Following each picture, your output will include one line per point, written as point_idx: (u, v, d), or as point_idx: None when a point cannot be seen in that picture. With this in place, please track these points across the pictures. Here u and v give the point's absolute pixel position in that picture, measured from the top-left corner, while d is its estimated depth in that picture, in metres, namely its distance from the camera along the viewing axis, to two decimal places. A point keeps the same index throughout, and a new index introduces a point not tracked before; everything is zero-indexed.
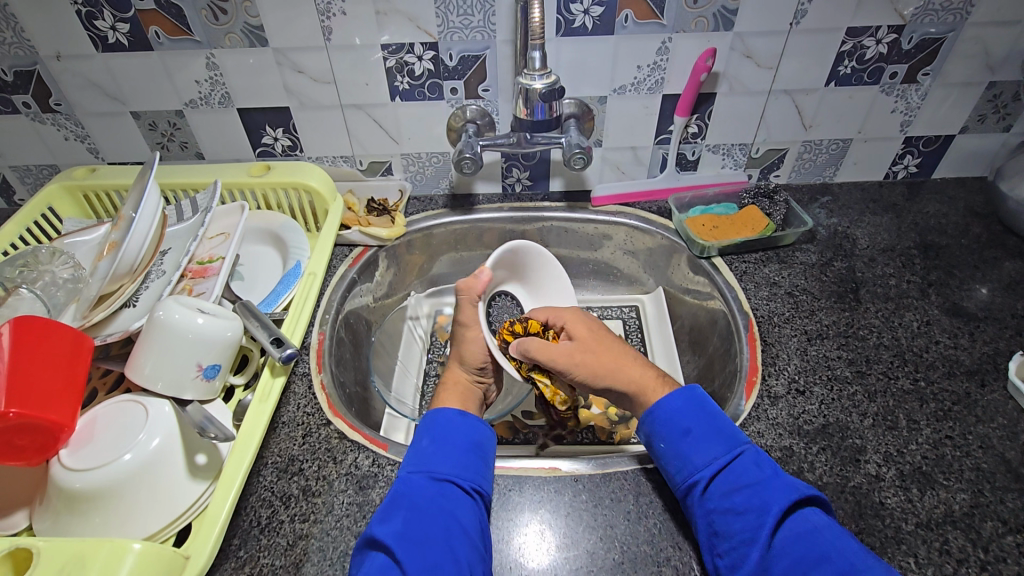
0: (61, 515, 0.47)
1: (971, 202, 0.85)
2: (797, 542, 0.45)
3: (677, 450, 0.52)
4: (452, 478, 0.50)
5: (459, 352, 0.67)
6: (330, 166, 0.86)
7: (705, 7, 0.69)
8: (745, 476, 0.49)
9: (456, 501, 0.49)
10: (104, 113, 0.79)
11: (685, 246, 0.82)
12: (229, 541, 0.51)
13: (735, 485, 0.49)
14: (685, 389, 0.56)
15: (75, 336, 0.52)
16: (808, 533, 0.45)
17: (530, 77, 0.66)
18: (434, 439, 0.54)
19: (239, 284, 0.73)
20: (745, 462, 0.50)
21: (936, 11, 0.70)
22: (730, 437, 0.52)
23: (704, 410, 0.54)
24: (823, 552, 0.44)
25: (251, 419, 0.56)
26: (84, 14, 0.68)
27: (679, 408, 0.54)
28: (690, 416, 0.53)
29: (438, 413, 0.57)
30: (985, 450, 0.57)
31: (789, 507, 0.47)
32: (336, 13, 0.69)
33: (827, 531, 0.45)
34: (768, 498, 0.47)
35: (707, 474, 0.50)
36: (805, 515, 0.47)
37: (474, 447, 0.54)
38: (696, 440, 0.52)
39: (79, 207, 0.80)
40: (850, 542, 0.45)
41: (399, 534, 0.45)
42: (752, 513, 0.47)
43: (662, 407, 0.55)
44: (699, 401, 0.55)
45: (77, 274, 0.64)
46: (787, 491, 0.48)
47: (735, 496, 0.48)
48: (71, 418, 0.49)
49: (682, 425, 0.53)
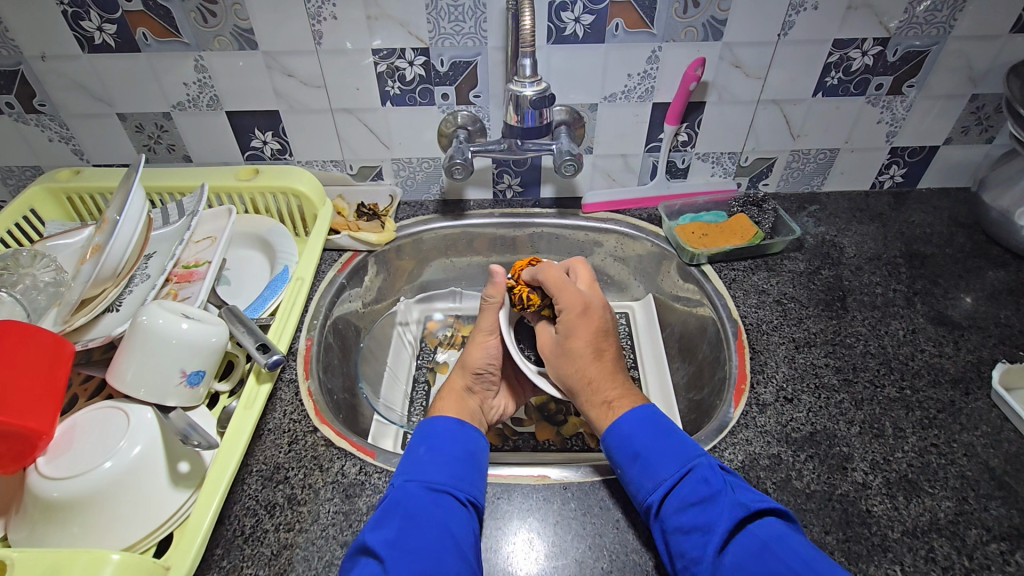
0: (39, 524, 0.46)
1: (955, 212, 0.87)
2: (746, 559, 0.44)
3: (631, 474, 0.52)
4: (447, 488, 0.50)
5: (461, 358, 0.67)
6: (320, 170, 0.85)
7: (695, 17, 0.70)
8: (694, 495, 0.48)
9: (450, 512, 0.48)
10: (89, 115, 0.78)
11: (675, 253, 0.82)
12: (211, 551, 0.49)
13: (683, 504, 0.48)
14: (637, 409, 0.56)
15: (57, 341, 0.51)
16: (758, 549, 0.44)
17: (520, 83, 0.66)
18: (430, 447, 0.54)
19: (225, 289, 0.73)
20: (693, 481, 0.49)
21: (921, 24, 0.71)
22: (679, 454, 0.52)
23: (653, 431, 0.54)
24: (772, 565, 0.43)
25: (235, 426, 0.55)
26: (70, 14, 0.68)
27: (628, 429, 0.54)
28: (641, 437, 0.54)
29: (434, 421, 0.57)
30: (969, 458, 0.57)
31: (734, 524, 0.46)
32: (327, 18, 0.69)
33: (778, 544, 0.44)
34: (714, 516, 0.47)
35: (657, 496, 0.50)
36: (754, 530, 0.45)
37: (468, 457, 0.54)
38: (646, 463, 0.52)
39: (62, 210, 0.78)
40: (801, 553, 0.43)
41: (391, 542, 0.45)
42: (696, 533, 0.46)
43: (614, 432, 0.55)
44: (650, 419, 0.55)
45: (59, 277, 0.62)
46: (733, 507, 0.47)
47: (683, 517, 0.48)
48: (50, 424, 0.48)
49: (632, 447, 0.53)
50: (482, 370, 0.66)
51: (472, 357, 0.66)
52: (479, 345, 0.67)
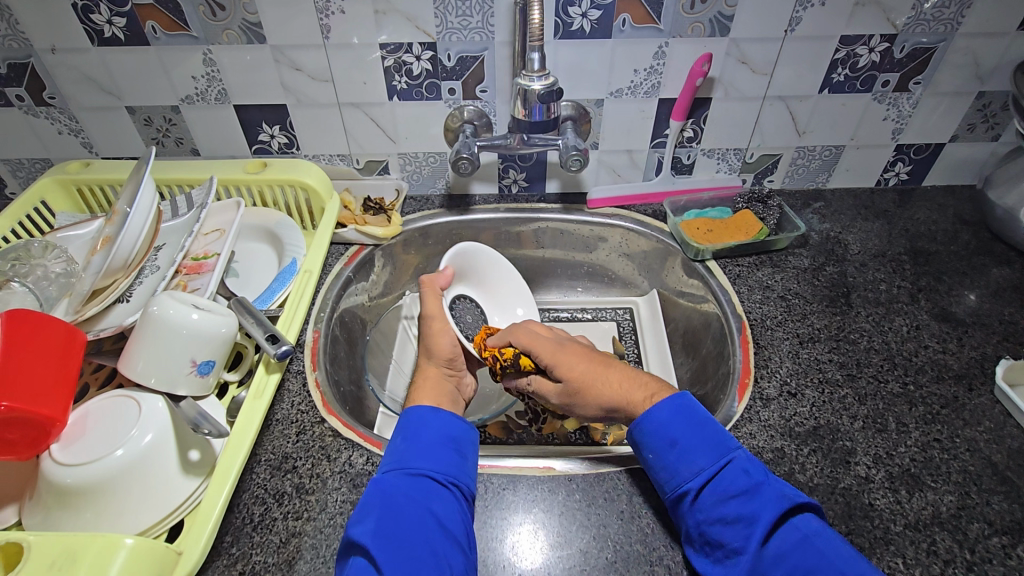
0: (52, 510, 0.47)
1: (961, 209, 0.87)
2: (790, 551, 0.45)
3: (666, 461, 0.51)
4: (427, 472, 0.50)
5: (427, 346, 0.67)
6: (327, 165, 0.86)
7: (702, 12, 0.70)
8: (735, 486, 0.48)
9: (431, 495, 0.49)
10: (99, 108, 0.79)
11: (680, 248, 0.82)
12: (221, 538, 0.50)
13: (724, 494, 0.48)
14: (674, 397, 0.54)
15: (69, 330, 0.51)
16: (801, 541, 0.45)
17: (528, 77, 0.67)
18: (408, 436, 0.54)
19: (233, 281, 0.73)
20: (732, 471, 0.49)
21: (928, 21, 0.71)
22: (717, 444, 0.51)
23: (690, 419, 0.52)
24: (817, 560, 0.44)
25: (244, 416, 0.56)
26: (80, 7, 0.68)
27: (665, 417, 0.53)
28: (679, 424, 0.52)
29: (410, 411, 0.56)
30: (972, 453, 0.58)
31: (779, 516, 0.46)
32: (335, 12, 0.69)
33: (822, 538, 0.45)
34: (757, 508, 0.46)
35: (696, 484, 0.49)
36: (798, 523, 0.46)
37: (449, 442, 0.54)
38: (683, 451, 0.51)
39: (71, 202, 0.79)
40: (843, 550, 0.44)
41: (376, 532, 0.45)
42: (739, 524, 0.46)
43: (649, 419, 0.53)
44: (686, 408, 0.53)
45: (70, 268, 0.63)
46: (777, 499, 0.47)
47: (724, 508, 0.47)
48: (63, 412, 0.49)
49: (669, 434, 0.52)
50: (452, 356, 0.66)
51: (436, 347, 0.66)
52: (441, 332, 0.67)
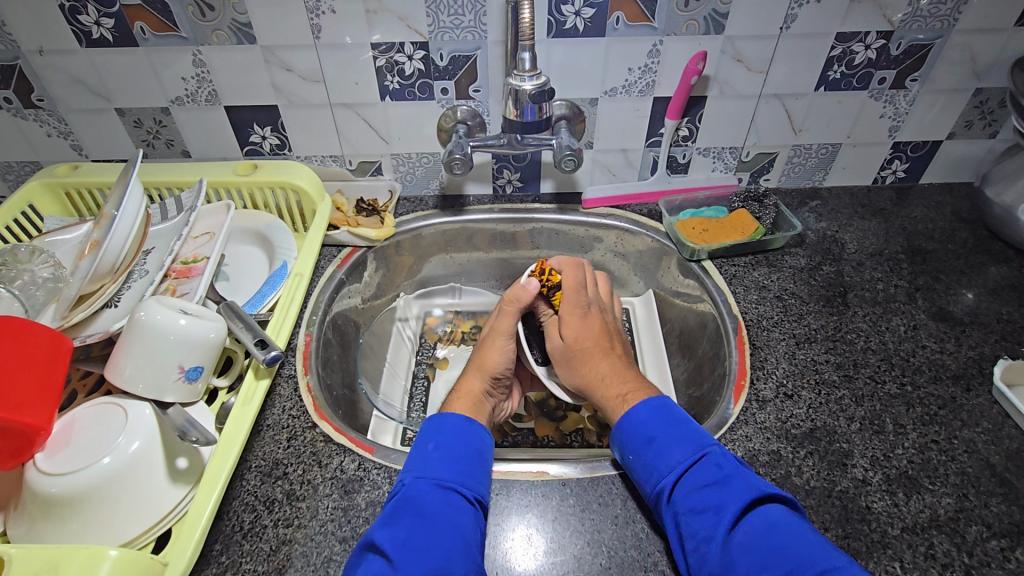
0: (37, 521, 0.46)
1: (958, 207, 0.86)
2: (758, 538, 0.44)
3: (644, 459, 0.52)
4: (455, 485, 0.50)
5: (478, 359, 0.66)
6: (319, 166, 0.85)
7: (696, 10, 0.69)
8: (706, 478, 0.49)
9: (460, 510, 0.48)
10: (88, 110, 0.78)
11: (675, 248, 0.82)
12: (210, 547, 0.50)
13: (697, 486, 0.48)
14: (652, 398, 0.57)
15: (54, 337, 0.51)
16: (769, 529, 0.45)
17: (520, 77, 0.66)
18: (439, 444, 0.53)
19: (224, 284, 0.72)
20: (706, 465, 0.50)
21: (924, 17, 0.70)
22: (693, 441, 0.52)
23: (667, 417, 0.54)
24: (785, 547, 0.43)
25: (233, 422, 0.55)
26: (67, 8, 0.67)
27: (643, 416, 0.55)
28: (655, 423, 0.54)
29: (443, 418, 0.57)
30: (970, 455, 0.57)
31: (747, 505, 0.46)
32: (325, 12, 0.69)
33: (791, 527, 0.44)
34: (727, 497, 0.47)
35: (671, 478, 0.50)
36: (768, 513, 0.46)
37: (477, 457, 0.54)
38: (659, 447, 0.52)
39: (60, 205, 0.78)
40: (813, 539, 0.44)
41: (401, 541, 0.45)
42: (708, 512, 0.46)
43: (630, 417, 0.55)
44: (664, 408, 0.55)
45: (57, 273, 0.62)
46: (746, 490, 0.47)
47: (695, 498, 0.48)
48: (47, 420, 0.48)
49: (646, 431, 0.53)
50: (500, 374, 0.66)
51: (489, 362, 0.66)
52: (499, 349, 0.66)
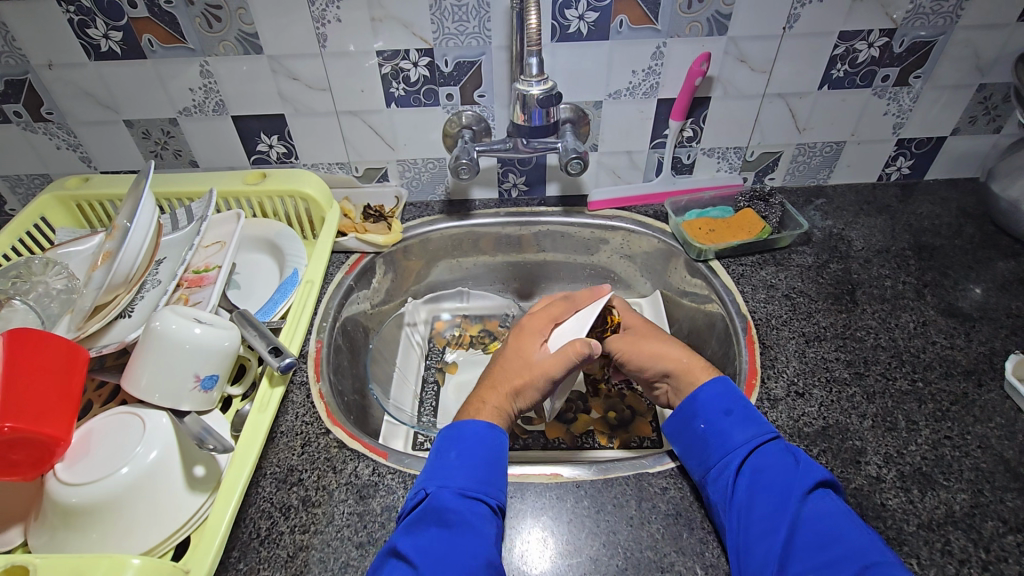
0: (58, 531, 0.47)
1: (964, 203, 0.86)
2: (822, 517, 0.46)
3: (717, 429, 0.54)
4: (478, 494, 0.49)
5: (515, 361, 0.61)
6: (325, 173, 0.86)
7: (699, 12, 0.69)
8: (777, 457, 0.51)
9: (483, 519, 0.48)
10: (97, 122, 0.78)
11: (682, 249, 0.82)
12: (228, 554, 0.50)
13: (767, 463, 0.50)
14: (723, 377, 0.58)
15: (70, 348, 0.51)
16: (835, 512, 0.47)
17: (527, 82, 0.66)
18: (461, 452, 0.52)
19: (235, 292, 0.73)
20: (777, 446, 0.52)
21: (927, 14, 0.71)
22: (765, 422, 0.54)
23: (742, 397, 0.56)
24: (849, 531, 0.45)
25: (249, 430, 0.56)
26: (76, 22, 0.68)
27: (721, 391, 0.56)
28: (733, 400, 0.55)
29: (462, 425, 0.55)
30: (984, 450, 0.57)
31: (815, 488, 0.48)
32: (331, 20, 0.69)
33: (852, 516, 0.47)
34: (797, 476, 0.49)
35: (743, 451, 0.52)
36: (832, 499, 0.48)
37: (494, 462, 0.52)
38: (735, 420, 0.54)
39: (72, 217, 0.79)
40: (872, 531, 0.46)
41: (422, 549, 0.45)
42: (776, 491, 0.48)
43: (700, 394, 0.57)
44: (737, 389, 0.57)
45: (71, 284, 0.63)
46: (816, 473, 0.49)
47: (765, 473, 0.50)
48: (66, 430, 0.48)
49: (725, 404, 0.55)
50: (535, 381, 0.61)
51: (524, 391, 0.60)
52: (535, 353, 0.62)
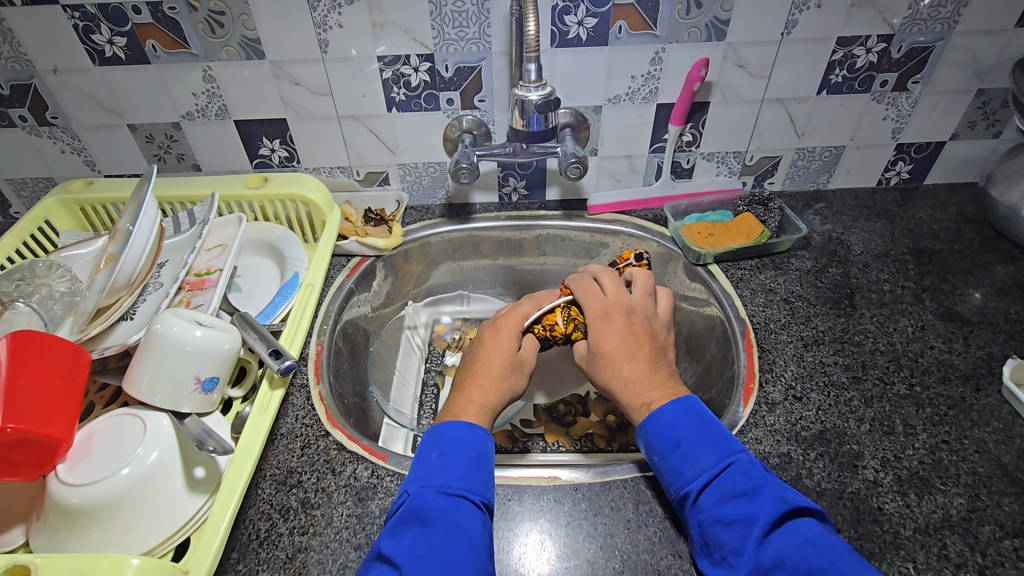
0: (59, 531, 0.47)
1: (963, 207, 0.86)
2: (789, 551, 0.44)
3: (670, 463, 0.52)
4: (462, 492, 0.50)
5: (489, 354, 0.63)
6: (327, 177, 0.86)
7: (697, 18, 0.70)
8: (735, 487, 0.48)
9: (467, 516, 0.48)
10: (101, 126, 0.79)
11: (681, 253, 0.82)
12: (228, 555, 0.50)
13: (724, 496, 0.48)
14: (679, 400, 0.55)
15: (73, 350, 0.52)
16: (801, 543, 0.44)
17: (526, 87, 0.67)
18: (442, 452, 0.53)
19: (236, 295, 0.74)
20: (734, 473, 0.49)
21: (925, 20, 0.71)
22: (721, 446, 0.51)
23: (695, 420, 0.53)
24: (818, 564, 0.43)
25: (250, 431, 0.56)
26: (81, 28, 0.69)
27: (671, 419, 0.53)
28: (683, 427, 0.53)
29: (445, 425, 0.56)
30: (981, 454, 0.57)
31: (777, 518, 0.46)
32: (332, 26, 0.70)
33: (821, 543, 0.44)
34: (755, 509, 0.47)
35: (697, 486, 0.50)
36: (797, 528, 0.45)
37: (480, 460, 0.53)
38: (686, 453, 0.51)
39: (76, 220, 0.80)
40: (846, 556, 0.43)
41: (406, 549, 0.45)
42: (737, 526, 0.47)
43: (651, 422, 0.54)
44: (691, 411, 0.54)
45: (74, 287, 0.63)
46: (776, 503, 0.47)
47: (722, 509, 0.48)
48: (68, 432, 0.49)
49: (672, 436, 0.53)
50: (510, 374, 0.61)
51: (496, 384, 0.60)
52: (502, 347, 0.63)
